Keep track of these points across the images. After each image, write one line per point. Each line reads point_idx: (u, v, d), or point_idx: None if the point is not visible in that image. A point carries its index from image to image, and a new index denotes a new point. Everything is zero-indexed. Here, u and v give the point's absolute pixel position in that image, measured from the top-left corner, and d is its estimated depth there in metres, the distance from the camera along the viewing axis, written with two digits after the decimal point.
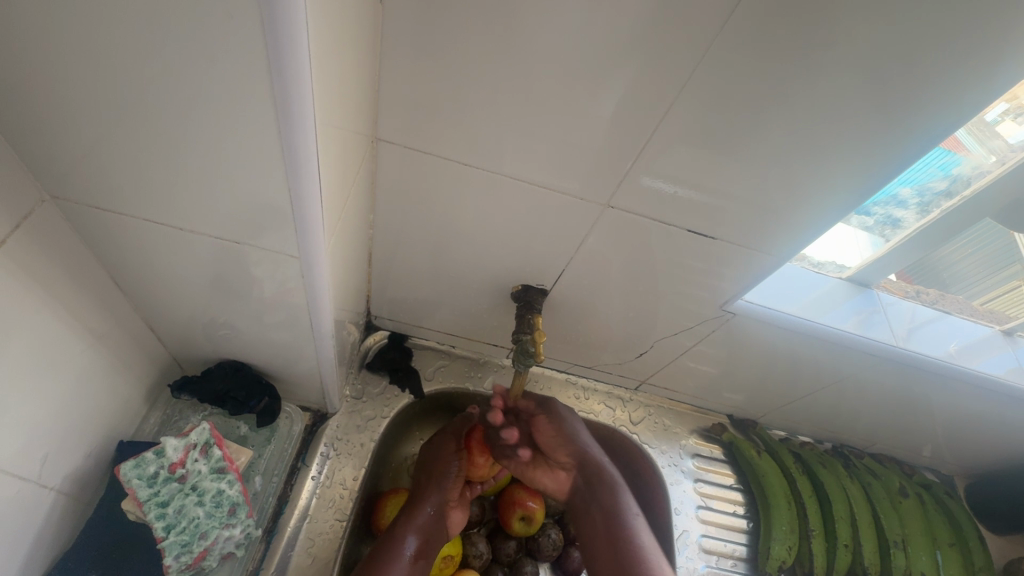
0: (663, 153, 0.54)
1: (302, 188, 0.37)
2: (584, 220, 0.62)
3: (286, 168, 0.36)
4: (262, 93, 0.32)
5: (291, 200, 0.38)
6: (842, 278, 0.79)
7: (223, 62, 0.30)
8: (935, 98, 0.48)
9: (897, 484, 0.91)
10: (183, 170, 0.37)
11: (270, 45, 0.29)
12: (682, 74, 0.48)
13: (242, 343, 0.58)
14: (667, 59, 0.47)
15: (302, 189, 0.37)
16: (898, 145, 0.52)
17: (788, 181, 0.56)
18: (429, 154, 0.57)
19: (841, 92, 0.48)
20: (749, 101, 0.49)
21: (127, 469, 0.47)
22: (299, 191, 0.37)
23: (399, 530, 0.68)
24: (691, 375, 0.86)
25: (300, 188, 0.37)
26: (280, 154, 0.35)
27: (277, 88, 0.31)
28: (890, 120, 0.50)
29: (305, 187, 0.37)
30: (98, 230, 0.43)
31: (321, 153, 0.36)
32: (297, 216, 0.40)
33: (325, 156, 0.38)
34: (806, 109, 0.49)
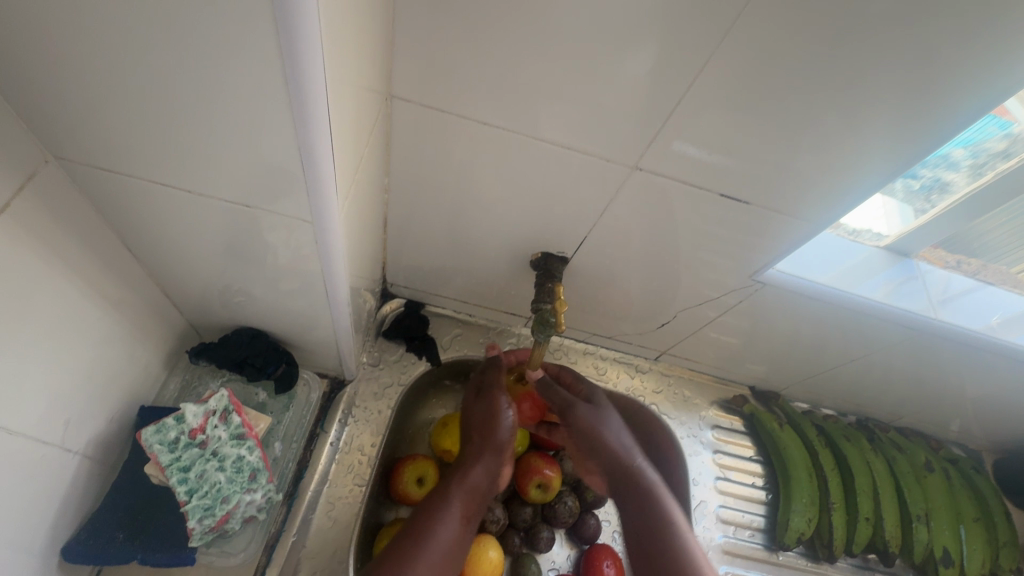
0: (697, 112, 0.50)
1: (311, 149, 0.35)
2: (609, 184, 0.59)
3: (295, 126, 0.34)
4: (267, 37, 0.29)
5: (302, 162, 0.36)
6: (879, 247, 0.75)
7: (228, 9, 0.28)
8: (1000, 51, 0.44)
9: (923, 458, 0.88)
10: (191, 129, 0.35)
11: None
12: (723, 22, 0.43)
13: (259, 310, 0.57)
14: (707, 6, 0.43)
15: (311, 149, 0.35)
16: (957, 103, 0.47)
17: (831, 141, 0.51)
18: (446, 113, 0.54)
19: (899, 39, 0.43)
20: (796, 53, 0.45)
21: (149, 434, 0.47)
22: (309, 152, 0.35)
23: (451, 486, 0.64)
24: (713, 346, 0.83)
25: (309, 149, 0.35)
26: (287, 105, 0.33)
27: (281, 31, 0.29)
28: (949, 77, 0.46)
29: (315, 147, 0.35)
30: (107, 193, 0.42)
31: (331, 111, 0.34)
32: (308, 176, 0.37)
33: (336, 111, 0.35)
34: (858, 61, 0.45)
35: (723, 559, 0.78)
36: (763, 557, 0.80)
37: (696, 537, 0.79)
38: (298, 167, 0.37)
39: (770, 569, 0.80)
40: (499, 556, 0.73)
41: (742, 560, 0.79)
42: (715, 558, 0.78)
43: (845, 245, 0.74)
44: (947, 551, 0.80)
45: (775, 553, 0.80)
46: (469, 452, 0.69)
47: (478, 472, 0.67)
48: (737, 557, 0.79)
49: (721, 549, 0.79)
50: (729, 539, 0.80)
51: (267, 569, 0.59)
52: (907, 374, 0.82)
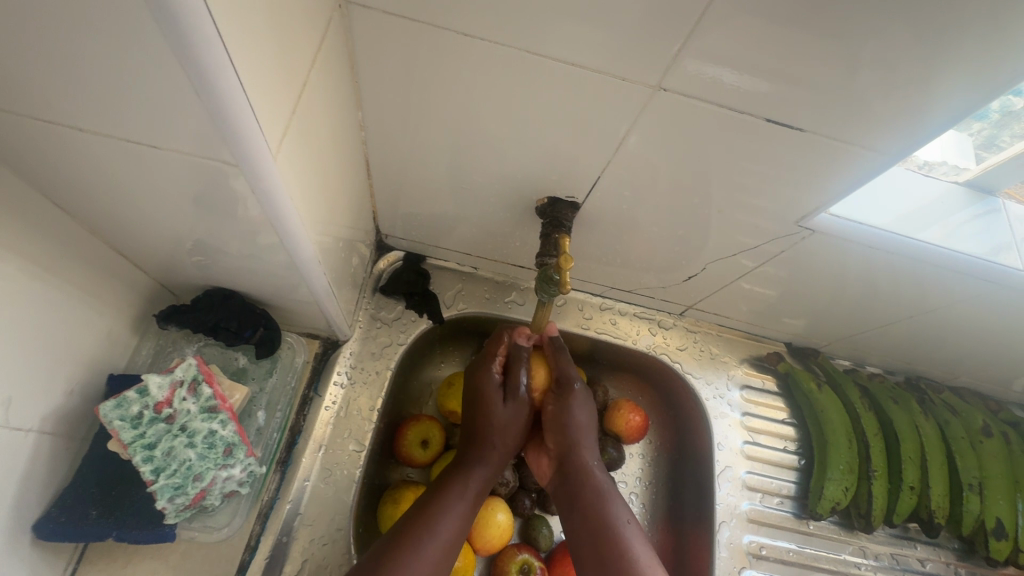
0: (739, 12, 0.39)
1: (199, 63, 0.27)
2: (626, 112, 0.48)
3: (165, 34, 0.26)
4: None
5: (194, 85, 0.28)
6: (956, 183, 0.63)
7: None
8: None
9: (980, 421, 0.79)
10: (65, 47, 0.27)
11: None
12: None
13: (227, 270, 0.51)
14: None
15: (196, 62, 0.27)
16: None
17: (914, 44, 0.39)
18: (421, 24, 0.44)
19: None
20: None
21: (107, 410, 0.43)
22: (194, 68, 0.27)
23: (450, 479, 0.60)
24: (746, 299, 0.74)
25: (196, 62, 0.27)
26: (148, 3, 0.24)
27: None
28: None
29: (201, 58, 0.27)
30: (4, 139, 0.34)
31: (211, 5, 0.25)
32: (209, 102, 0.29)
33: (226, 6, 0.26)
34: None
35: (747, 527, 0.73)
36: (792, 526, 0.75)
37: (719, 504, 0.74)
38: (195, 93, 0.29)
39: (799, 538, 0.75)
40: (509, 519, 0.69)
41: (768, 529, 0.74)
42: (739, 526, 0.73)
43: (912, 180, 0.62)
44: (1001, 523, 0.73)
45: (805, 522, 0.76)
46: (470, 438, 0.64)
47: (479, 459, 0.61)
48: (763, 526, 0.74)
49: (746, 517, 0.74)
50: (755, 506, 0.75)
51: (262, 538, 0.56)
52: (971, 331, 0.72)
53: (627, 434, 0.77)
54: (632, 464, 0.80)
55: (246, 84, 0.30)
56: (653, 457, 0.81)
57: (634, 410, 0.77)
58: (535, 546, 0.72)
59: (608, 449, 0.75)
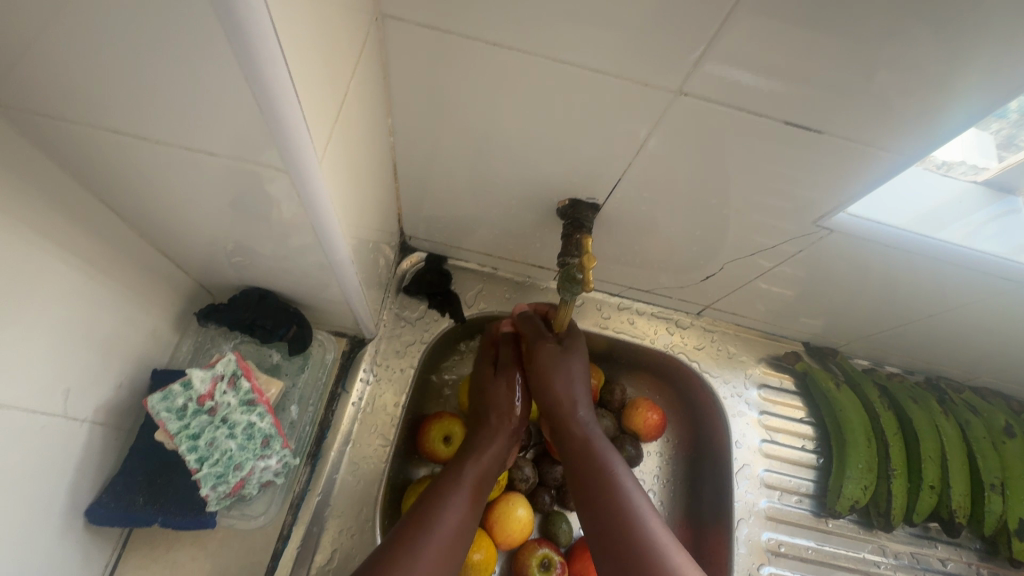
0: (760, 17, 0.40)
1: (259, 75, 0.29)
2: (647, 115, 0.50)
3: (229, 49, 0.28)
4: None
5: (254, 98, 0.31)
6: (976, 182, 0.63)
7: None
8: None
9: (1001, 421, 0.79)
10: (137, 63, 0.30)
11: None
12: None
13: (264, 270, 0.53)
14: None
15: (257, 74, 0.29)
16: None
17: (930, 48, 0.40)
18: (450, 35, 0.46)
19: None
20: None
21: (155, 402, 0.46)
22: (254, 80, 0.29)
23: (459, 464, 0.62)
24: (764, 298, 0.75)
25: (257, 78, 0.29)
26: (219, 26, 0.27)
27: None
28: None
29: (262, 71, 0.29)
30: (69, 147, 0.37)
31: (274, 23, 0.28)
32: (267, 114, 0.32)
33: (287, 28, 0.29)
34: None
35: (766, 525, 0.74)
36: (811, 524, 0.76)
37: (737, 502, 0.74)
38: (253, 105, 0.31)
39: (818, 536, 0.75)
40: (529, 514, 0.71)
41: (787, 527, 0.75)
42: (758, 523, 0.74)
43: (932, 180, 0.62)
44: None
45: (823, 520, 0.76)
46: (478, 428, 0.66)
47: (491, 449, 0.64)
48: (781, 523, 0.75)
49: (765, 514, 0.75)
50: (773, 504, 0.75)
51: (294, 528, 0.58)
52: (992, 331, 0.72)
53: (645, 432, 0.78)
54: (650, 462, 0.81)
55: (300, 97, 0.32)
56: (670, 455, 0.82)
57: (653, 408, 0.78)
58: (555, 541, 0.74)
59: (626, 446, 0.77)
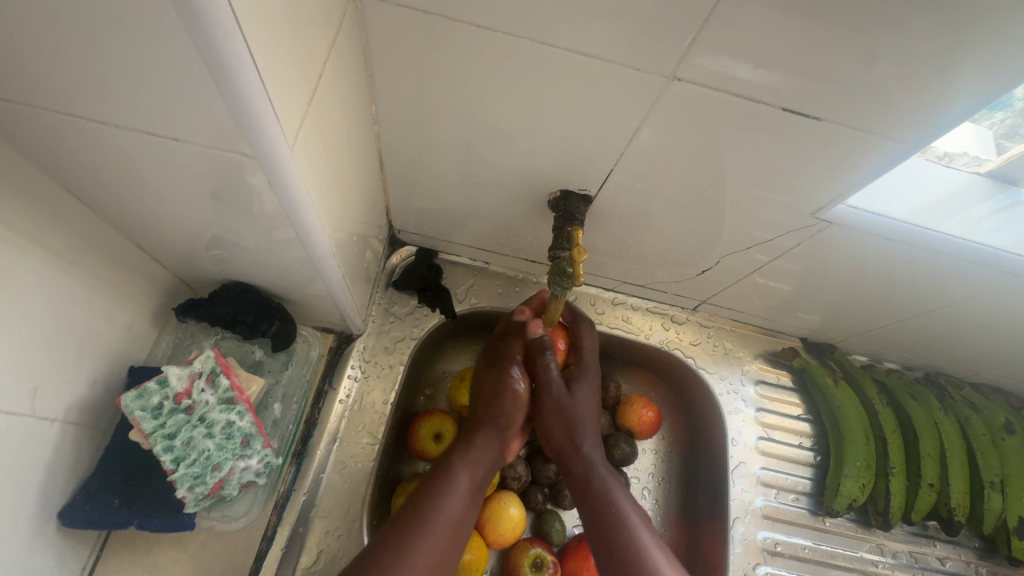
0: (755, 0, 0.38)
1: (219, 54, 0.27)
2: (639, 103, 0.48)
3: (183, 22, 0.26)
4: None
5: (215, 79, 0.29)
6: (977, 174, 0.61)
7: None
8: None
9: (1001, 418, 0.77)
10: (89, 42, 0.28)
11: None
12: None
13: (244, 264, 0.52)
14: None
15: (215, 51, 0.27)
16: None
17: (933, 31, 0.39)
18: (433, 19, 0.44)
19: None
20: None
21: (129, 400, 0.44)
22: (212, 57, 0.27)
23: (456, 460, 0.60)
24: (761, 293, 0.73)
25: (216, 56, 0.27)
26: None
27: None
28: None
29: (220, 47, 0.27)
30: (29, 134, 0.35)
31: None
32: (230, 97, 0.30)
33: (246, 3, 0.27)
34: None
35: (762, 523, 0.73)
36: (808, 522, 0.75)
37: (733, 500, 0.73)
38: (215, 87, 0.29)
39: (815, 535, 0.74)
40: (521, 513, 0.70)
41: (784, 526, 0.73)
42: (754, 522, 0.73)
43: (933, 171, 0.61)
44: None
45: (821, 519, 0.75)
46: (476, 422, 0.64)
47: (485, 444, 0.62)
48: (778, 522, 0.73)
49: (761, 513, 0.74)
50: (770, 502, 0.74)
51: (278, 529, 0.57)
52: (993, 326, 0.70)
53: (640, 429, 0.76)
54: (645, 460, 0.80)
55: (265, 78, 0.30)
56: (666, 453, 0.81)
57: (647, 405, 0.76)
58: (548, 540, 0.72)
59: (620, 444, 0.75)
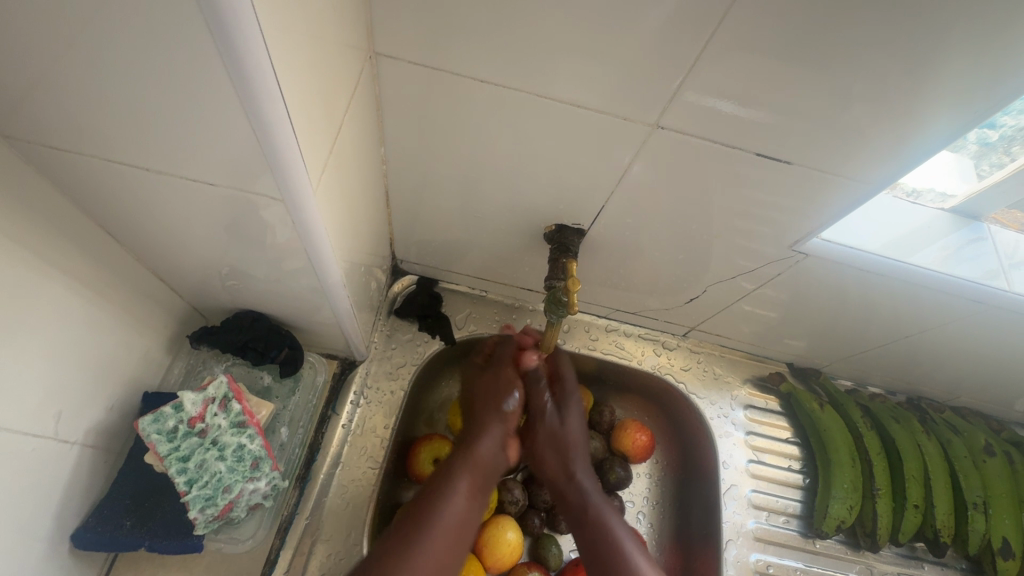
0: (729, 57, 0.43)
1: (260, 113, 0.31)
2: (627, 145, 0.53)
3: (232, 86, 0.30)
4: None
5: (256, 134, 0.33)
6: (943, 210, 0.66)
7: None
8: None
9: (982, 441, 0.80)
10: (143, 98, 0.31)
11: None
12: None
13: (257, 294, 0.55)
14: None
15: (257, 108, 0.31)
16: None
17: (885, 86, 0.43)
18: (440, 72, 0.49)
19: None
20: None
21: (146, 424, 0.46)
22: (255, 115, 0.31)
23: (459, 463, 0.62)
24: (748, 320, 0.77)
25: (257, 117, 0.31)
26: (224, 70, 0.29)
27: None
28: None
29: (261, 106, 0.31)
30: (73, 176, 0.39)
31: (273, 62, 0.30)
32: (264, 148, 0.34)
33: (286, 71, 0.31)
34: None
35: (754, 546, 0.74)
36: (798, 544, 0.76)
37: (725, 523, 0.75)
38: (254, 139, 0.33)
39: (806, 557, 0.76)
40: (519, 537, 0.71)
41: (775, 548, 0.75)
42: (746, 544, 0.74)
43: (902, 207, 0.65)
44: (1008, 542, 0.73)
45: (811, 541, 0.77)
46: (477, 425, 0.67)
47: (487, 443, 0.64)
48: (769, 544, 0.75)
49: (753, 535, 0.75)
50: (761, 524, 0.76)
51: (281, 552, 0.58)
52: (968, 351, 0.74)
53: (634, 453, 0.78)
54: (639, 484, 0.82)
55: (297, 132, 0.34)
56: (659, 477, 0.83)
57: (641, 429, 0.79)
58: (545, 565, 0.73)
59: (615, 468, 0.77)
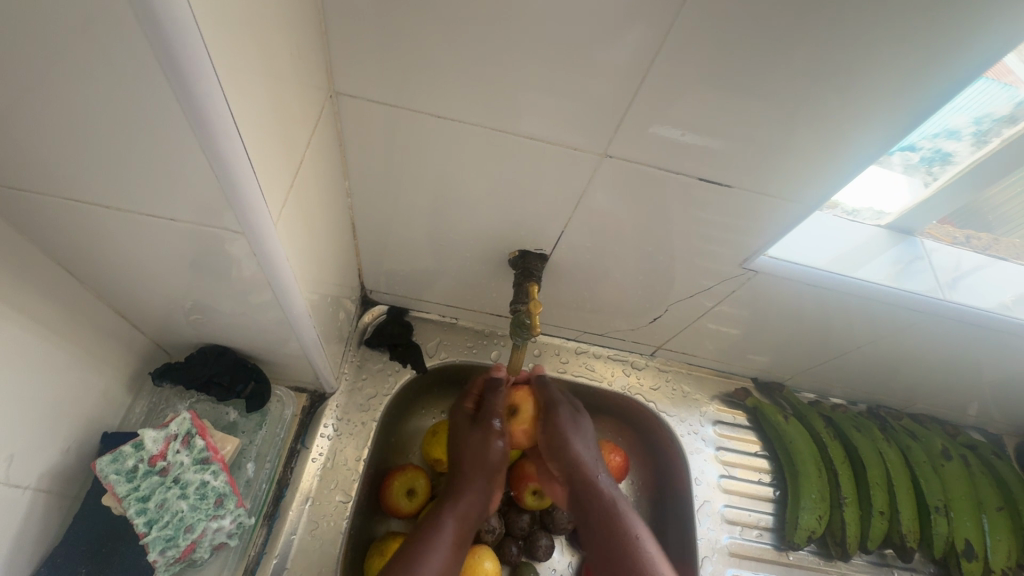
0: (665, 90, 0.47)
1: (218, 152, 0.33)
2: (582, 174, 0.56)
3: (190, 127, 0.31)
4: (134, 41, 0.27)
5: (215, 172, 0.34)
6: (880, 226, 0.70)
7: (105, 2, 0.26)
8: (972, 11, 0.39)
9: (939, 445, 0.84)
10: (105, 140, 0.33)
11: None
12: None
13: (221, 328, 0.55)
14: None
15: (216, 147, 0.32)
16: (939, 69, 0.43)
17: (807, 115, 0.48)
18: (401, 109, 0.51)
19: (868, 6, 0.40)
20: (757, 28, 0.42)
21: (104, 464, 0.45)
22: (214, 154, 0.33)
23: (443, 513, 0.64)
24: (712, 337, 0.80)
25: (216, 156, 0.33)
26: (183, 113, 0.31)
27: (151, 34, 0.27)
28: (924, 41, 0.42)
29: (219, 146, 0.32)
30: (34, 216, 0.39)
31: (229, 104, 0.31)
32: (223, 185, 0.35)
33: (242, 112, 0.33)
34: (828, 29, 0.41)
35: (730, 562, 0.75)
36: (772, 557, 0.77)
37: (701, 539, 0.75)
38: (213, 177, 0.34)
39: (780, 569, 0.76)
40: (496, 567, 0.70)
41: (750, 563, 0.75)
42: (721, 560, 0.75)
43: (843, 226, 0.69)
44: (971, 544, 0.76)
45: (784, 553, 0.77)
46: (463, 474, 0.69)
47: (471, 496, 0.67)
48: (745, 559, 0.76)
49: (728, 551, 0.76)
50: (736, 539, 0.77)
51: None
52: (916, 358, 0.77)
53: (609, 475, 0.79)
54: None
55: (256, 169, 0.36)
56: (635, 498, 0.83)
57: (615, 450, 0.80)
58: None
59: None
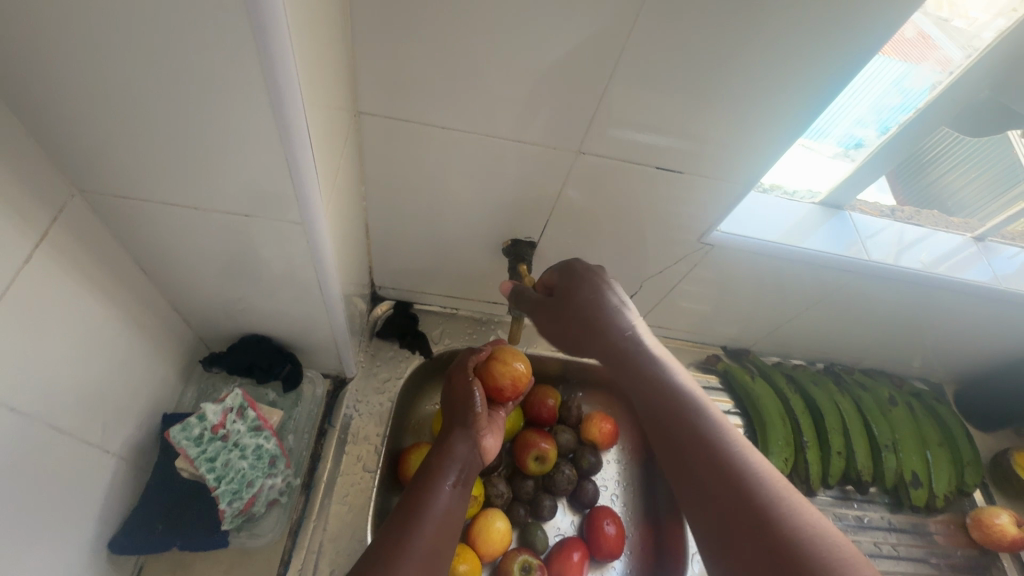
0: (627, 98, 0.57)
1: (299, 168, 0.42)
2: (561, 170, 0.66)
3: (282, 149, 0.40)
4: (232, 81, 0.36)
5: (293, 183, 0.43)
6: (815, 204, 0.83)
7: (226, 64, 0.34)
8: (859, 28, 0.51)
9: (886, 394, 0.96)
10: (193, 156, 0.42)
11: (258, 44, 0.33)
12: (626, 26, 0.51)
13: (260, 319, 0.63)
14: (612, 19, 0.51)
15: (299, 164, 0.42)
16: (840, 73, 0.55)
17: (743, 112, 0.59)
18: (409, 123, 0.61)
19: (778, 26, 0.51)
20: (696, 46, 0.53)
21: (176, 432, 0.53)
22: (297, 169, 0.42)
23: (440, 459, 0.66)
24: (683, 310, 0.90)
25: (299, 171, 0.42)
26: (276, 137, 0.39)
27: (267, 82, 0.36)
28: (826, 51, 0.53)
29: (301, 164, 0.41)
30: (122, 222, 0.48)
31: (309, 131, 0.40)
32: (296, 192, 0.44)
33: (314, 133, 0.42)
34: (750, 44, 0.52)
35: None
36: None
37: None
38: (291, 187, 0.44)
39: None
40: (507, 525, 0.78)
41: None
42: None
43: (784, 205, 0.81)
44: (916, 475, 0.88)
45: None
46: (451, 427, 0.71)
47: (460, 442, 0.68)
48: None
49: None
50: None
51: (293, 552, 0.65)
52: (858, 317, 0.89)
53: (602, 441, 0.89)
54: (609, 469, 0.92)
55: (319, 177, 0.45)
56: (626, 461, 0.93)
57: (605, 419, 0.90)
58: (533, 548, 0.80)
59: (586, 455, 0.87)
